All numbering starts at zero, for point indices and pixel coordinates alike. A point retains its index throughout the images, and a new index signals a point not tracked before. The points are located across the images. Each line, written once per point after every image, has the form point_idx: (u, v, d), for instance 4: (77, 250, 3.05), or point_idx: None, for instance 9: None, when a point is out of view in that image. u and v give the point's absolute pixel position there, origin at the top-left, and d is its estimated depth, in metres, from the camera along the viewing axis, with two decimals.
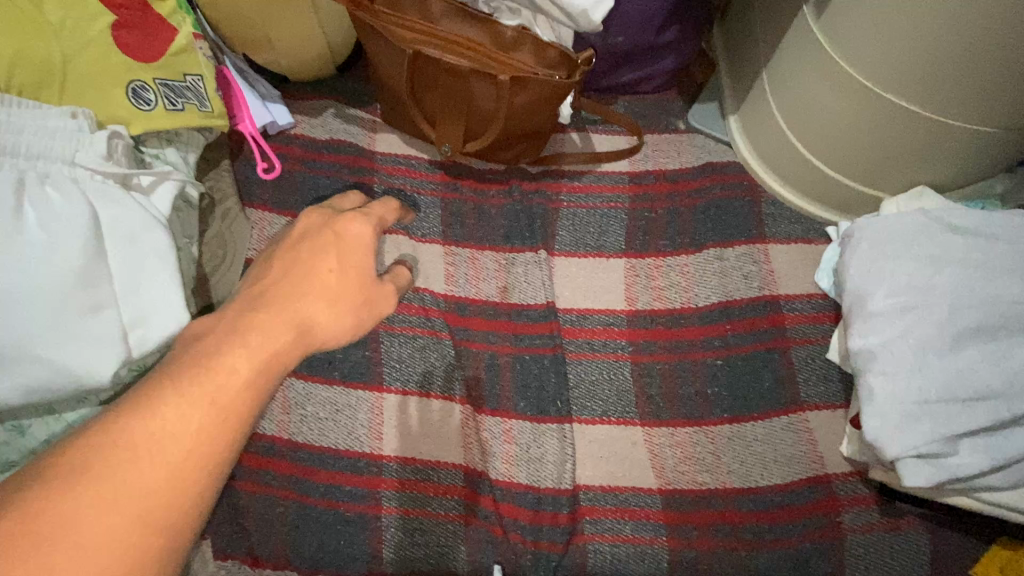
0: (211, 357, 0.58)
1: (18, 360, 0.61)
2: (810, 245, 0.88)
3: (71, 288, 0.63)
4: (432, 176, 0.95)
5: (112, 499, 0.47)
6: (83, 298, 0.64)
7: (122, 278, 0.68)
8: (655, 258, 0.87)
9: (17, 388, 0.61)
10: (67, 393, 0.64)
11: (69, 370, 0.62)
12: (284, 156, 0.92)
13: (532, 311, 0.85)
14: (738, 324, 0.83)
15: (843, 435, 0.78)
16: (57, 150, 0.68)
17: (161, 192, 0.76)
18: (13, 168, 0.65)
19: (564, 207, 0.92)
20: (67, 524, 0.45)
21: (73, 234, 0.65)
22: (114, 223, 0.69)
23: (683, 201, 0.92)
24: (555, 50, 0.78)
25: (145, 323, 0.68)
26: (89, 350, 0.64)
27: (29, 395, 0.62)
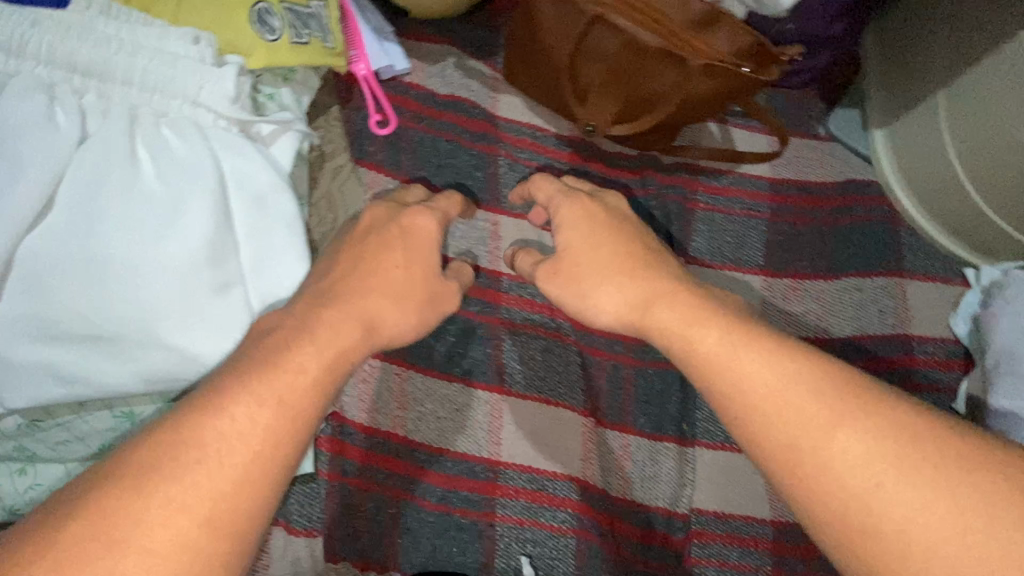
0: (281, 355, 0.48)
1: (140, 343, 0.52)
2: (947, 286, 0.85)
3: (198, 261, 0.53)
4: (560, 153, 0.85)
5: (180, 487, 0.41)
6: (210, 274, 0.54)
7: (249, 251, 0.57)
8: (793, 280, 0.83)
9: (138, 375, 0.52)
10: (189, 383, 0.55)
11: (196, 360, 0.53)
12: (399, 109, 0.80)
13: None
14: (869, 361, 0.81)
15: None
16: (177, 85, 0.55)
17: (283, 144, 0.62)
18: (126, 103, 0.54)
19: (701, 209, 0.85)
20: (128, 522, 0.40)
21: (198, 194, 0.54)
22: (238, 181, 0.58)
23: (823, 220, 0.86)
24: (751, 38, 0.68)
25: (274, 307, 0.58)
26: (217, 339, 0.54)
27: (150, 384, 0.53)
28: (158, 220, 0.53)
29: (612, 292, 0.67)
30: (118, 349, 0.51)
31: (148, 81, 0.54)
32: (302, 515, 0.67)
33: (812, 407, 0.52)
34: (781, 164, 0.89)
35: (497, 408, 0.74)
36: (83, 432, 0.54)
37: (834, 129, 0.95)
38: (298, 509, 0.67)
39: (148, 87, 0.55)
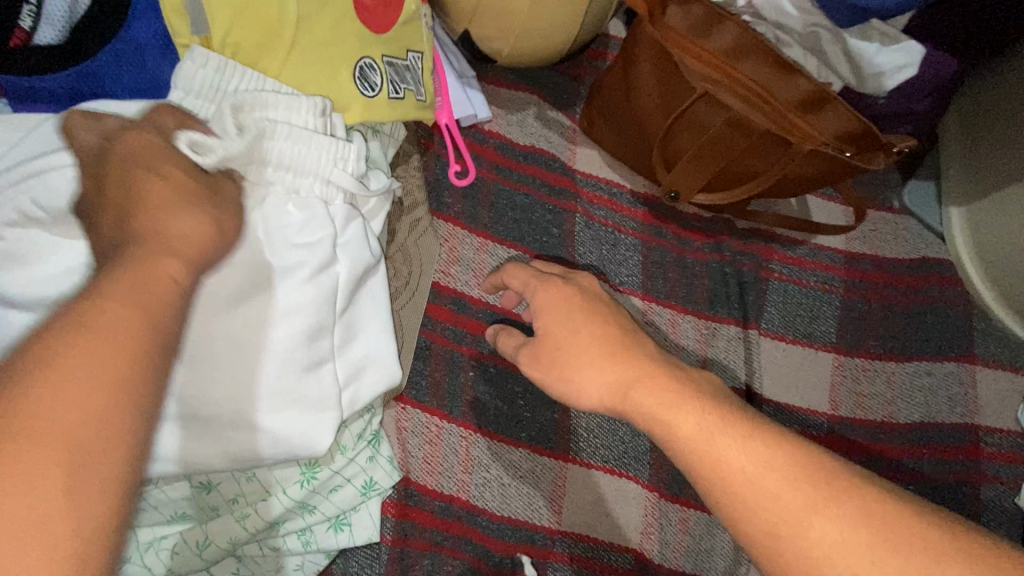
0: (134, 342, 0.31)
1: (230, 424, 0.51)
2: (1018, 376, 0.83)
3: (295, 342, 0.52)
4: (635, 213, 0.83)
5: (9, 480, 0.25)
6: (305, 355, 0.53)
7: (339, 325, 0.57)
8: (865, 359, 0.81)
9: (224, 454, 0.51)
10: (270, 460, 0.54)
11: (284, 442, 0.52)
12: (479, 159, 0.78)
13: None
14: (932, 449, 0.80)
15: None
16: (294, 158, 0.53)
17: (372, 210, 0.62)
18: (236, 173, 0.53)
19: (776, 279, 0.83)
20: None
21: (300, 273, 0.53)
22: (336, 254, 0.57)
23: (898, 299, 0.84)
24: (860, 125, 0.66)
25: (358, 379, 0.58)
26: (307, 420, 0.53)
27: (233, 462, 0.52)
28: (264, 295, 0.52)
29: (596, 378, 0.53)
30: (211, 429, 0.50)
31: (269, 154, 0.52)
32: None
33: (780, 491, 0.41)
34: (856, 236, 0.87)
35: (561, 475, 0.73)
36: (160, 500, 0.54)
37: (908, 201, 0.93)
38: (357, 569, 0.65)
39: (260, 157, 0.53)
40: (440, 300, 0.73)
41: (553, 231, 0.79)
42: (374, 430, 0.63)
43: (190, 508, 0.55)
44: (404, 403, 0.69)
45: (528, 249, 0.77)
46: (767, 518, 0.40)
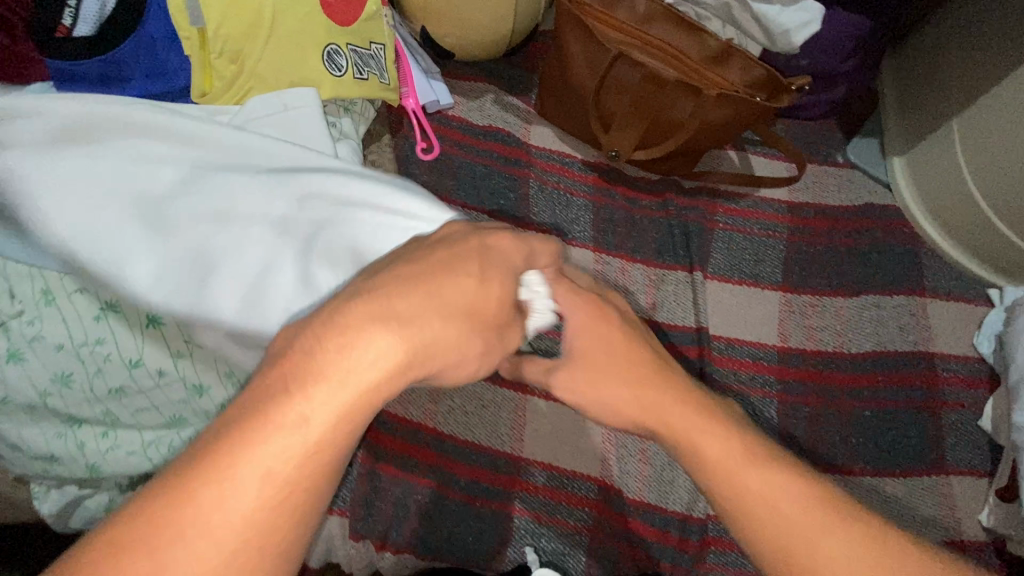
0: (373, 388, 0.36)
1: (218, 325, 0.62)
2: (969, 306, 0.86)
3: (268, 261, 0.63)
4: (586, 178, 0.92)
5: (211, 504, 0.31)
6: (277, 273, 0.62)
7: None
8: (812, 296, 0.86)
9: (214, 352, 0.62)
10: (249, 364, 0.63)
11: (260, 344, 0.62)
12: (443, 138, 0.90)
13: (680, 334, 0.84)
14: (888, 377, 0.82)
15: (983, 505, 0.78)
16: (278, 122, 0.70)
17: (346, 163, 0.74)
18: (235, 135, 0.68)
19: (720, 229, 0.90)
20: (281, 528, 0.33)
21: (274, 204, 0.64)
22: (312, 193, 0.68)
23: (843, 241, 0.90)
24: (763, 70, 0.74)
25: None
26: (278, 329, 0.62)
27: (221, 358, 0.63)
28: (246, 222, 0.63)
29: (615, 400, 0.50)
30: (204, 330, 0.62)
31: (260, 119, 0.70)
32: (337, 499, 0.72)
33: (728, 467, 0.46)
34: (801, 189, 0.94)
35: (521, 408, 0.80)
36: (157, 403, 0.63)
37: (851, 157, 0.99)
38: (335, 490, 0.72)
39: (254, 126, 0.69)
40: None
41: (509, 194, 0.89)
42: None
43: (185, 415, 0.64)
44: None
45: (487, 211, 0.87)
46: (782, 537, 0.42)
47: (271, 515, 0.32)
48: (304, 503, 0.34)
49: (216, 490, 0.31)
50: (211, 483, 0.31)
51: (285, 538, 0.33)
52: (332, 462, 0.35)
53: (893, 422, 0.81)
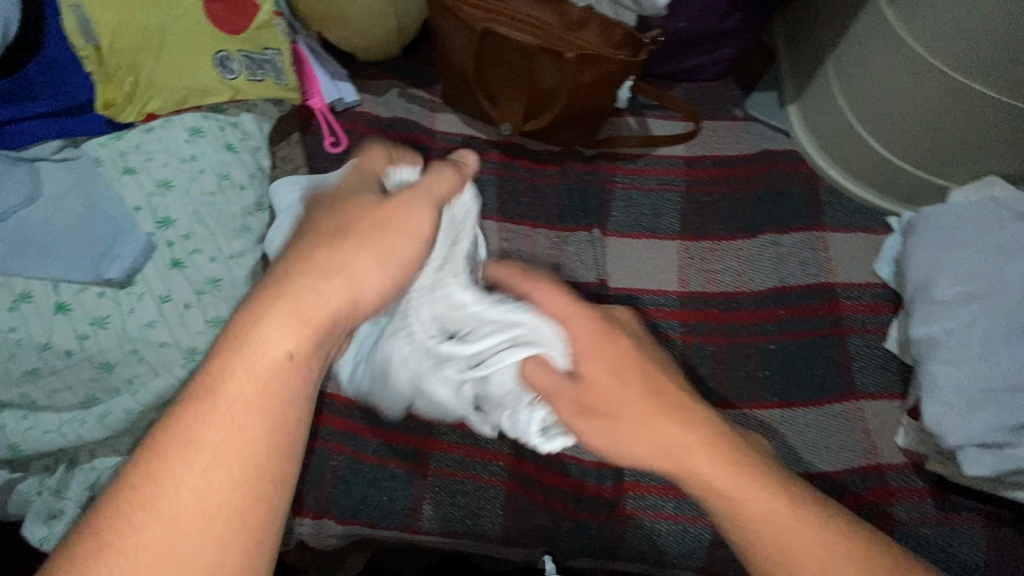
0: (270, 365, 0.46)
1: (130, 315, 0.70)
2: (869, 234, 0.87)
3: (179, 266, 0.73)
4: (489, 155, 0.97)
5: (169, 490, 0.41)
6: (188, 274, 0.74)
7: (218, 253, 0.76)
8: (710, 242, 0.88)
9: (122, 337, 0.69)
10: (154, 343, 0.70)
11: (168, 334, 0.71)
12: (350, 132, 0.97)
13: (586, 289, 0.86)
14: (791, 310, 0.83)
15: (898, 427, 0.78)
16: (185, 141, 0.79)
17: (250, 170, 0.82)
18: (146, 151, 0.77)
19: (619, 189, 0.93)
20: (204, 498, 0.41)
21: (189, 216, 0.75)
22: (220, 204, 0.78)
23: (739, 187, 0.92)
24: (620, 30, 0.80)
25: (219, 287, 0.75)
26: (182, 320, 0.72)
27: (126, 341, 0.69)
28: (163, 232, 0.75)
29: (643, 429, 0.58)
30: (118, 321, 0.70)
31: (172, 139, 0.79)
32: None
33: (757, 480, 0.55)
34: (698, 143, 0.97)
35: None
36: (69, 382, 0.69)
37: (751, 110, 1.01)
38: None
39: (167, 142, 0.78)
40: None
41: None
42: None
43: (96, 392, 0.69)
44: None
45: None
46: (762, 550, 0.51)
47: (242, 452, 0.43)
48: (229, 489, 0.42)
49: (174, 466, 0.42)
50: (172, 465, 0.42)
51: (268, 483, 0.43)
52: (292, 412, 0.46)
53: (800, 355, 0.81)
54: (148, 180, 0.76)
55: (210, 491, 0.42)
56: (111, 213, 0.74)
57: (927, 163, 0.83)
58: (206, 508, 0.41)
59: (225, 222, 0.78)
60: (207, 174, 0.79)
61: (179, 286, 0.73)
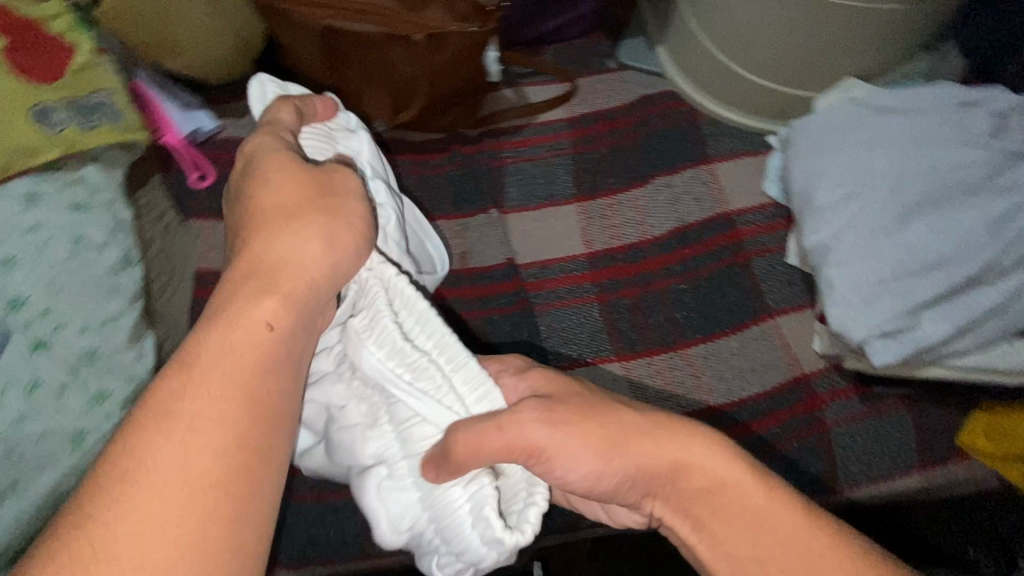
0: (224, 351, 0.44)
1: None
2: (753, 157, 0.89)
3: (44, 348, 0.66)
4: None
5: (135, 496, 0.37)
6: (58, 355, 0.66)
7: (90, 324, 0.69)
8: (607, 198, 0.88)
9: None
10: (35, 438, 0.64)
11: (50, 424, 0.64)
12: (217, 162, 0.90)
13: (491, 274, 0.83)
14: (695, 248, 0.84)
15: (813, 334, 0.81)
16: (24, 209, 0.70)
17: (109, 226, 0.74)
18: None
19: (508, 164, 0.91)
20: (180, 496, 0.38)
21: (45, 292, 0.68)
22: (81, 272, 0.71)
23: (624, 137, 0.92)
24: (464, 2, 0.77)
25: (98, 360, 0.68)
26: (62, 404, 0.65)
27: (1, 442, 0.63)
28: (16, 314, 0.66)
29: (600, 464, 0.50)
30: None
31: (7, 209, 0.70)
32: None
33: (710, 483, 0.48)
34: (578, 102, 0.96)
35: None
36: None
37: (625, 60, 1.01)
38: None
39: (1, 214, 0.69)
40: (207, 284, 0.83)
41: None
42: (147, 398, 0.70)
43: None
44: None
45: None
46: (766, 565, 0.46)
47: (231, 441, 0.41)
48: (225, 477, 0.39)
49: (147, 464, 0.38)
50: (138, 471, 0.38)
51: (259, 482, 0.41)
52: (270, 382, 0.44)
53: (714, 290, 0.82)
54: None
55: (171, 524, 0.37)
56: None
57: (790, 78, 0.85)
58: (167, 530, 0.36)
59: (90, 290, 0.71)
60: (58, 240, 0.71)
61: (50, 370, 0.66)
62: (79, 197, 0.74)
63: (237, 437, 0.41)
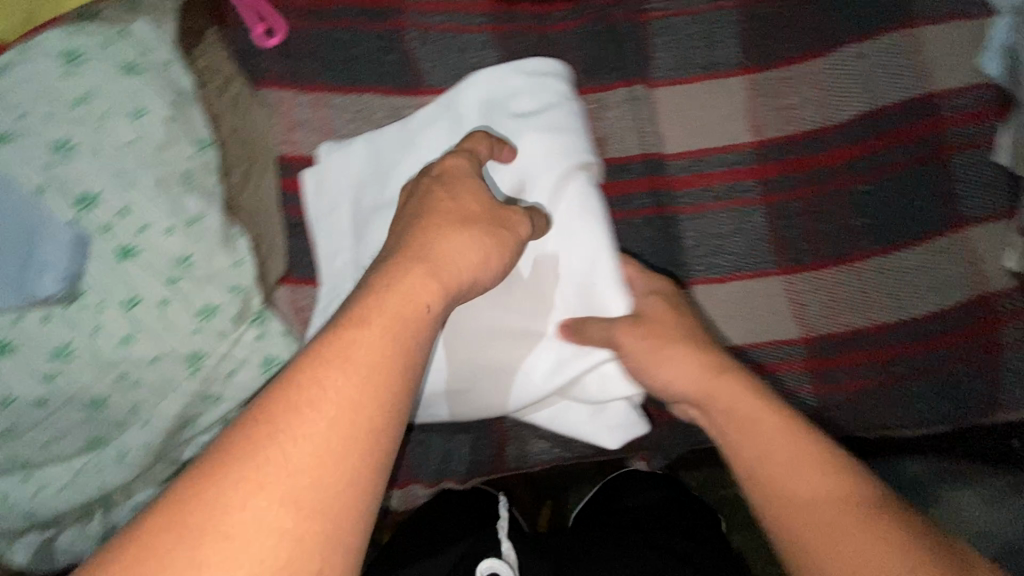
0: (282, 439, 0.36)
1: (102, 345, 0.53)
2: (966, 23, 0.71)
3: (137, 269, 0.55)
4: (478, 5, 0.72)
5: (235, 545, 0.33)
6: (152, 280, 0.55)
7: (176, 244, 0.56)
8: (779, 70, 0.71)
9: (109, 374, 0.53)
10: (152, 373, 0.55)
11: (154, 356, 0.54)
12: (285, 11, 0.70)
13: None
14: (883, 140, 0.70)
15: (1006, 249, 0.70)
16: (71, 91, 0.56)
17: (165, 115, 0.59)
18: (28, 120, 0.55)
19: (655, 19, 0.72)
20: (250, 500, 0.34)
21: (120, 200, 0.55)
22: (157, 175, 0.57)
23: (559, 25, 0.72)
24: None
25: (196, 277, 0.57)
26: (166, 333, 0.55)
27: (109, 370, 0.53)
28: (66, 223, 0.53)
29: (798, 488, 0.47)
30: (81, 352, 0.53)
31: (44, 96, 0.55)
32: None
33: (864, 528, 0.43)
34: None
35: None
36: (60, 430, 0.54)
37: None
38: None
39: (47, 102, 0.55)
40: (294, 173, 0.68)
41: (388, 60, 0.70)
42: (255, 310, 0.60)
43: (102, 430, 0.55)
44: (292, 283, 0.66)
45: (370, 86, 0.69)
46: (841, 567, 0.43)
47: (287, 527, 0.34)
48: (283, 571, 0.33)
49: (245, 499, 0.34)
50: (246, 475, 0.34)
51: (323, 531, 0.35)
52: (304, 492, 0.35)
53: (728, 236, 0.70)
54: (39, 146, 0.54)
55: (319, 474, 0.35)
56: (7, 204, 0.53)
57: None
58: (330, 493, 0.35)
59: (169, 176, 0.58)
60: (118, 116, 0.57)
61: (146, 283, 0.55)
62: (123, 71, 0.58)
63: (309, 505, 0.34)
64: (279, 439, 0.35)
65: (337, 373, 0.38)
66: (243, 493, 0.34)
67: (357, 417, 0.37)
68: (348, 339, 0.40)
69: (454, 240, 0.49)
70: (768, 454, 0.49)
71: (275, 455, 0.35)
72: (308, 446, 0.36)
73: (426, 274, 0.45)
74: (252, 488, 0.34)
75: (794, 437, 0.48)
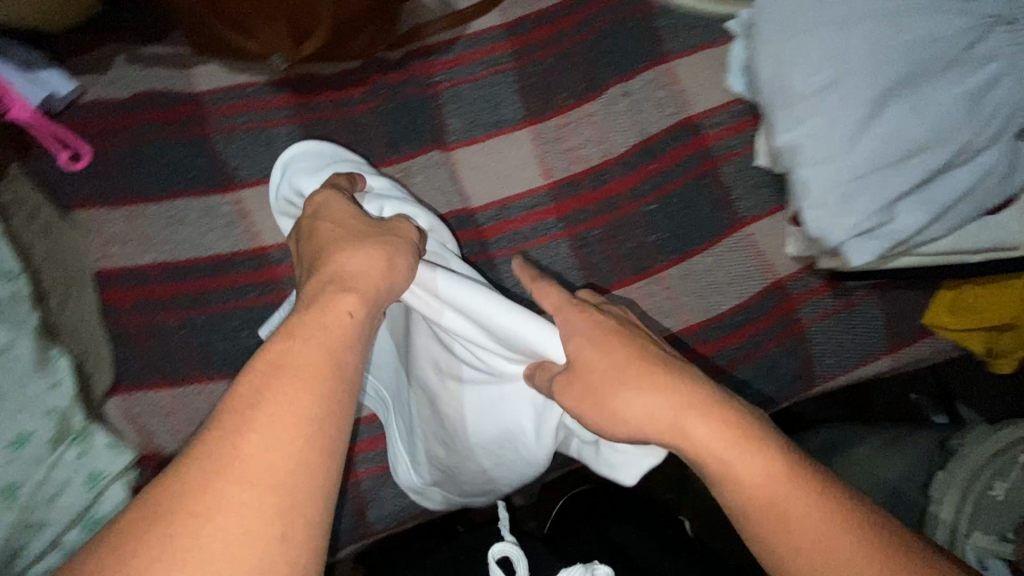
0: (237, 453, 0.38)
1: None
2: (713, 49, 0.81)
3: None
4: (279, 101, 0.78)
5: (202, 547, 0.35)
6: None
7: None
8: (559, 117, 0.79)
9: None
10: None
11: None
12: (91, 135, 0.74)
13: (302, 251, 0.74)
14: (659, 162, 0.78)
15: (785, 238, 0.78)
16: None
17: None
18: None
19: (444, 89, 0.79)
20: (210, 500, 0.36)
21: None
22: None
23: (358, 107, 0.79)
24: None
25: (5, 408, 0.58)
26: None
27: None
28: None
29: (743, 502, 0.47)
30: None
31: None
32: None
33: (833, 526, 0.45)
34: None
35: None
36: None
37: None
38: None
39: None
40: (113, 284, 0.70)
41: (196, 165, 0.74)
42: (76, 427, 0.61)
43: None
44: (122, 391, 0.67)
45: (183, 190, 0.73)
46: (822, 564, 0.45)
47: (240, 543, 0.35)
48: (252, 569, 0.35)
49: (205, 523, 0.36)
50: (202, 495, 0.36)
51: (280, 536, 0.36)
52: (295, 486, 0.38)
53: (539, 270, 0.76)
54: None
55: (269, 484, 0.37)
56: None
57: None
58: (294, 486, 0.38)
59: None
60: None
61: None
62: None
63: (264, 523, 0.36)
64: (232, 430, 0.38)
65: (293, 387, 0.40)
66: (211, 499, 0.36)
67: (300, 426, 0.39)
68: (290, 340, 0.43)
69: (358, 255, 0.51)
70: (727, 474, 0.48)
71: (229, 451, 0.38)
72: (263, 448, 0.38)
73: (378, 253, 0.52)
74: (212, 499, 0.36)
75: (775, 443, 0.48)
